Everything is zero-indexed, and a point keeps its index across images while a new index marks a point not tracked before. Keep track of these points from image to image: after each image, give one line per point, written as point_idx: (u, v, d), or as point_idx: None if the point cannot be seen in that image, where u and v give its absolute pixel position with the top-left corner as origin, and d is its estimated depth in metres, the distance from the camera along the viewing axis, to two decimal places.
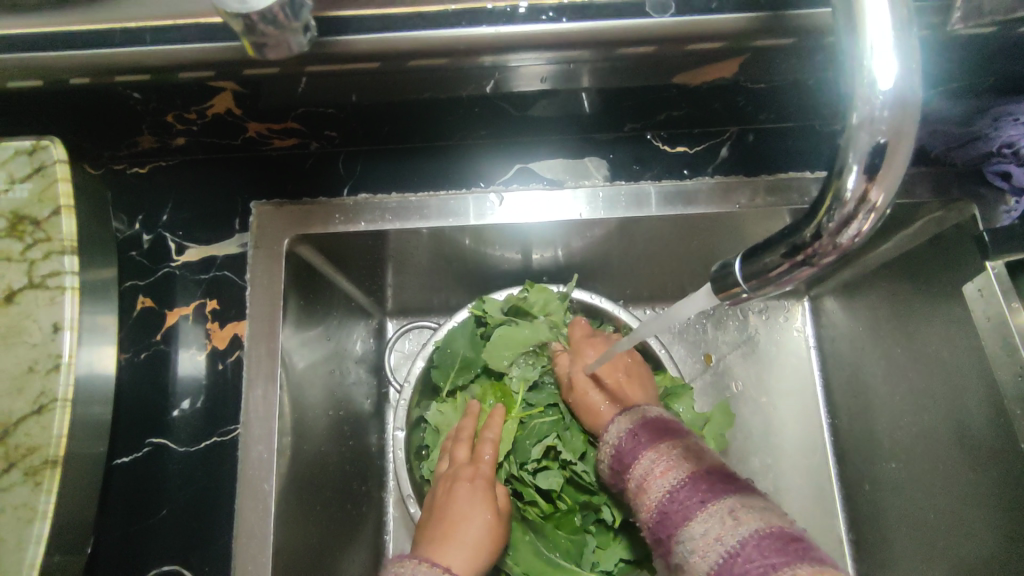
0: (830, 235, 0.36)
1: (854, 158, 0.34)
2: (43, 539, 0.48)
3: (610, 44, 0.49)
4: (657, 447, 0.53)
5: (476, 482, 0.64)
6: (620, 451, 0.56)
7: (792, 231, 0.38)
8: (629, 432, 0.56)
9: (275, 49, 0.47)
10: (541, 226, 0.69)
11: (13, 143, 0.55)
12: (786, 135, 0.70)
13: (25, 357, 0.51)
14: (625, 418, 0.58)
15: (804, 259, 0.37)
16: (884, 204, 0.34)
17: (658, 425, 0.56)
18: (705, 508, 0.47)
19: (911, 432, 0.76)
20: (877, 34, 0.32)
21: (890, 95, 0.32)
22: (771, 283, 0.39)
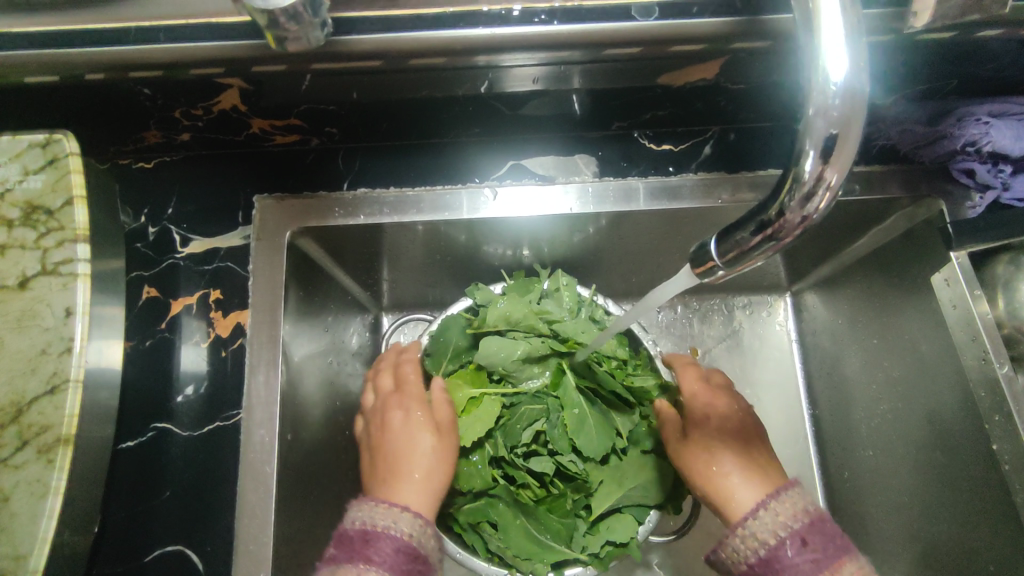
0: (792, 213, 0.39)
1: (811, 144, 0.37)
2: (56, 514, 0.50)
3: (599, 45, 0.53)
4: (829, 568, 0.51)
5: (404, 414, 0.67)
6: (773, 554, 0.53)
7: (759, 209, 0.41)
8: (792, 536, 0.53)
9: (298, 41, 0.50)
10: (532, 220, 0.72)
11: (27, 137, 0.57)
12: (765, 135, 0.73)
13: (39, 340, 0.53)
14: (782, 505, 0.55)
15: (770, 236, 0.40)
16: (840, 183, 0.38)
17: (826, 531, 0.53)
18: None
19: (887, 419, 0.80)
20: (831, 35, 0.35)
21: (841, 86, 0.35)
22: (742, 260, 0.42)
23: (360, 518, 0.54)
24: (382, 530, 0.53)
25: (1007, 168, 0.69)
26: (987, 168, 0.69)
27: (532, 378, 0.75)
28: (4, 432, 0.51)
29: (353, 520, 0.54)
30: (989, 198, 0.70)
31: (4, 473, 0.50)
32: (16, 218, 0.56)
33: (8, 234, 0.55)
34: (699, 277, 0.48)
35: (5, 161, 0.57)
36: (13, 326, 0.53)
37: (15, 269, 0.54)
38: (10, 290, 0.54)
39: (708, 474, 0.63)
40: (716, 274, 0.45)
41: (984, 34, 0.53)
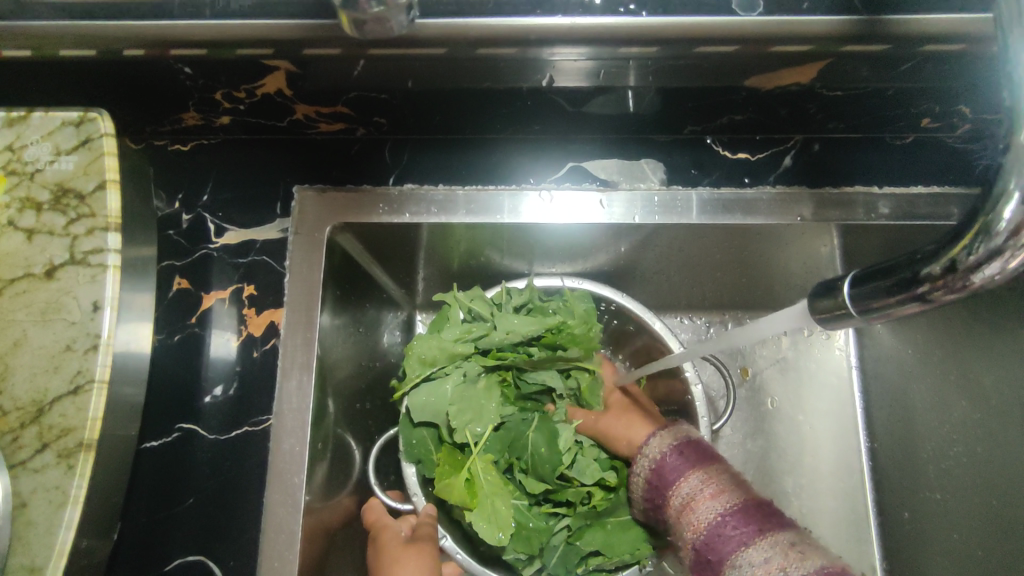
0: (966, 269, 0.33)
1: (1017, 185, 0.31)
2: (75, 524, 0.46)
3: (688, 41, 0.47)
4: (705, 468, 0.54)
5: (388, 540, 0.63)
6: (662, 467, 0.58)
7: (918, 258, 0.36)
8: (671, 449, 0.58)
9: (379, 26, 0.44)
10: (589, 229, 0.67)
11: (61, 114, 0.54)
12: (850, 148, 0.67)
13: (63, 335, 0.49)
14: (666, 435, 0.60)
15: (928, 293, 0.35)
16: None
17: (704, 450, 0.57)
18: (762, 535, 0.47)
19: (961, 462, 0.73)
20: None
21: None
22: (885, 313, 0.37)
23: None
24: None
25: None
26: None
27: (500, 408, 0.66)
28: (23, 433, 0.47)
29: None
30: None
31: (24, 477, 0.47)
32: (45, 201, 0.52)
33: (36, 218, 0.52)
34: (824, 322, 0.43)
35: (37, 138, 0.53)
36: (37, 318, 0.49)
37: (42, 256, 0.51)
38: (36, 278, 0.50)
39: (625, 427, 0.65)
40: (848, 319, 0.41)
41: None
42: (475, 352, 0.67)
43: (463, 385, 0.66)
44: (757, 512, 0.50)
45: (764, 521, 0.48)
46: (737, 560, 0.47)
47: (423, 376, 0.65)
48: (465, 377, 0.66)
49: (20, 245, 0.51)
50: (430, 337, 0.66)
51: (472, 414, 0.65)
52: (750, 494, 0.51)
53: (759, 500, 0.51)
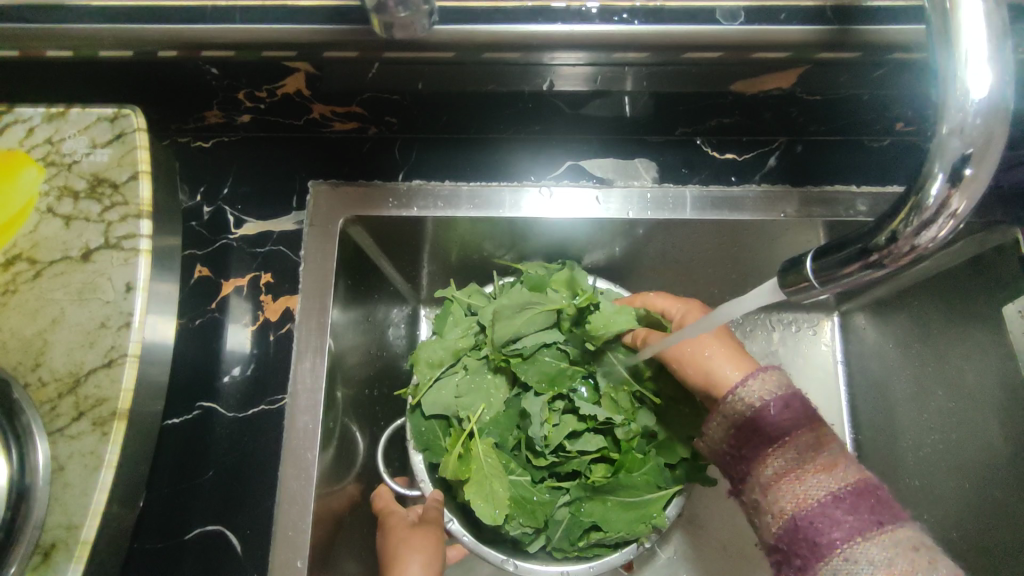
0: (906, 239, 0.38)
1: (940, 166, 0.36)
2: (108, 486, 0.50)
3: (677, 48, 0.51)
4: (812, 435, 0.52)
5: (397, 522, 0.67)
6: (758, 417, 0.54)
7: (865, 233, 0.40)
8: (775, 400, 0.54)
9: (403, 30, 0.49)
10: (585, 223, 0.71)
11: (96, 110, 0.58)
12: (832, 150, 0.72)
13: (98, 313, 0.53)
14: (760, 382, 0.56)
15: (874, 262, 0.39)
16: (965, 212, 0.36)
17: (806, 405, 0.54)
18: (879, 529, 0.47)
19: (938, 449, 0.77)
20: (973, 46, 0.34)
21: (982, 104, 0.34)
22: (839, 282, 0.41)
23: None
24: None
25: None
26: None
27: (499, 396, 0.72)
28: (61, 402, 0.51)
29: None
30: None
31: (61, 443, 0.50)
32: (82, 190, 0.56)
33: (74, 205, 0.56)
34: (787, 295, 0.47)
35: (74, 132, 0.58)
36: (74, 297, 0.53)
37: (78, 241, 0.55)
38: (72, 261, 0.54)
39: (711, 368, 0.62)
40: (810, 293, 0.45)
41: None
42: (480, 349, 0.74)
43: (470, 377, 0.72)
44: (866, 499, 0.49)
45: (876, 513, 0.48)
46: (848, 550, 0.47)
47: (428, 373, 0.71)
48: (473, 369, 0.72)
49: (58, 231, 0.55)
50: (435, 342, 0.73)
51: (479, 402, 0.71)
52: (861, 474, 0.50)
53: (872, 484, 0.50)
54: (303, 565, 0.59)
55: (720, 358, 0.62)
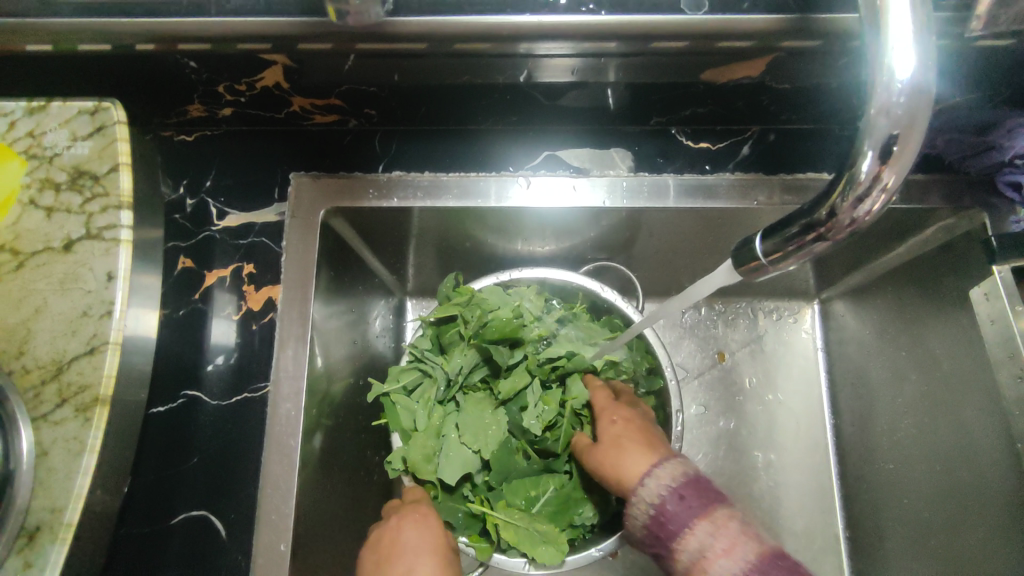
0: (844, 212, 0.40)
1: (870, 145, 0.38)
2: (90, 470, 0.51)
3: (643, 37, 0.52)
4: (714, 517, 0.48)
5: (426, 508, 0.62)
6: (663, 513, 0.50)
7: (807, 209, 0.42)
8: (670, 496, 0.50)
9: (358, 15, 0.50)
10: (563, 213, 0.72)
11: (77, 103, 0.59)
12: (806, 138, 0.73)
13: (80, 302, 0.54)
14: (663, 472, 0.52)
15: (820, 236, 0.42)
16: (896, 185, 0.39)
17: (708, 489, 0.50)
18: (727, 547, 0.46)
19: (912, 433, 0.78)
20: (898, 32, 0.36)
21: (907, 84, 0.36)
22: (788, 257, 0.44)
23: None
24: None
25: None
26: None
27: (469, 430, 0.69)
28: (44, 389, 0.52)
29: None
30: None
31: (44, 429, 0.51)
32: (63, 182, 0.57)
33: (55, 197, 0.57)
34: (741, 275, 0.49)
35: (55, 126, 0.59)
36: (56, 287, 0.54)
37: (60, 231, 0.56)
38: (55, 252, 0.55)
39: (624, 448, 0.57)
40: (760, 271, 0.47)
41: None
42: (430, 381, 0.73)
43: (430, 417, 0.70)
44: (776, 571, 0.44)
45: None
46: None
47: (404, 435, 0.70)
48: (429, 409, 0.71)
49: (41, 222, 0.56)
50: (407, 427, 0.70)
51: (471, 449, 0.69)
52: (762, 544, 0.46)
53: (775, 551, 0.46)
54: (287, 549, 0.60)
55: (633, 438, 0.59)
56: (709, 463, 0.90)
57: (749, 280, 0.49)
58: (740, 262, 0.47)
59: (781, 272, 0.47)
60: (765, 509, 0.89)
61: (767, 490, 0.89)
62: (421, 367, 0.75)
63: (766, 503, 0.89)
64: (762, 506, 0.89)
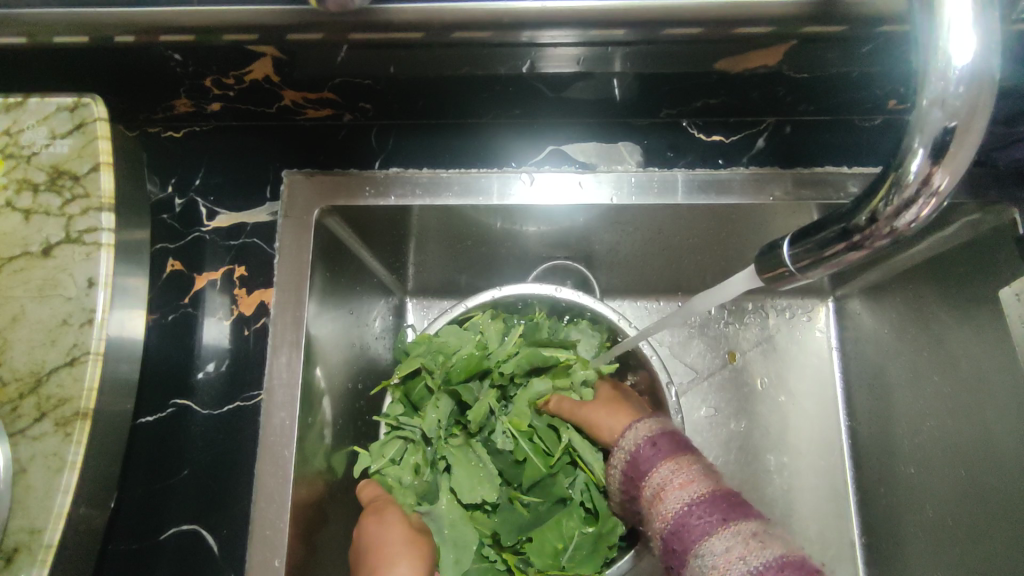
0: (886, 218, 0.37)
1: (920, 141, 0.35)
2: (71, 488, 0.48)
3: (655, 24, 0.49)
4: (678, 459, 0.53)
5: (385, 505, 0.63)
6: (636, 457, 0.56)
7: (845, 214, 0.39)
8: (644, 441, 0.57)
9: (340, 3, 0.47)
10: (569, 210, 0.68)
11: (56, 100, 0.56)
12: (823, 130, 0.69)
13: (59, 310, 0.51)
14: (642, 425, 0.59)
15: (856, 243, 0.39)
16: (946, 190, 0.36)
17: (679, 441, 0.56)
18: (690, 479, 0.51)
19: (934, 437, 0.75)
20: (956, 14, 0.33)
21: (965, 71, 0.33)
22: (821, 263, 0.41)
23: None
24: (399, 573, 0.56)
25: None
26: None
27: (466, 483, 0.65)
28: (22, 402, 0.49)
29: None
30: None
31: (22, 444, 0.49)
32: (41, 183, 0.54)
33: (33, 199, 0.54)
34: (766, 281, 0.46)
35: (33, 123, 0.55)
36: (34, 295, 0.52)
37: (39, 235, 0.53)
38: (33, 257, 0.52)
39: (598, 416, 0.66)
40: (788, 279, 0.44)
41: None
42: (413, 442, 0.70)
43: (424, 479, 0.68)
44: (724, 504, 0.49)
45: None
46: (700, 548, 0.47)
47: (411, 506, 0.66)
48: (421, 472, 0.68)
49: (17, 225, 0.53)
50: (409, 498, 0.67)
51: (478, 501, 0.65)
52: (717, 484, 0.50)
53: (730, 491, 0.50)
54: (281, 565, 0.57)
55: (614, 407, 0.66)
56: (719, 467, 0.87)
57: (772, 284, 0.47)
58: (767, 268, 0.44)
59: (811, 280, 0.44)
60: (778, 515, 0.86)
61: (779, 495, 0.86)
62: (399, 434, 0.70)
63: (779, 509, 0.86)
64: (775, 511, 0.86)
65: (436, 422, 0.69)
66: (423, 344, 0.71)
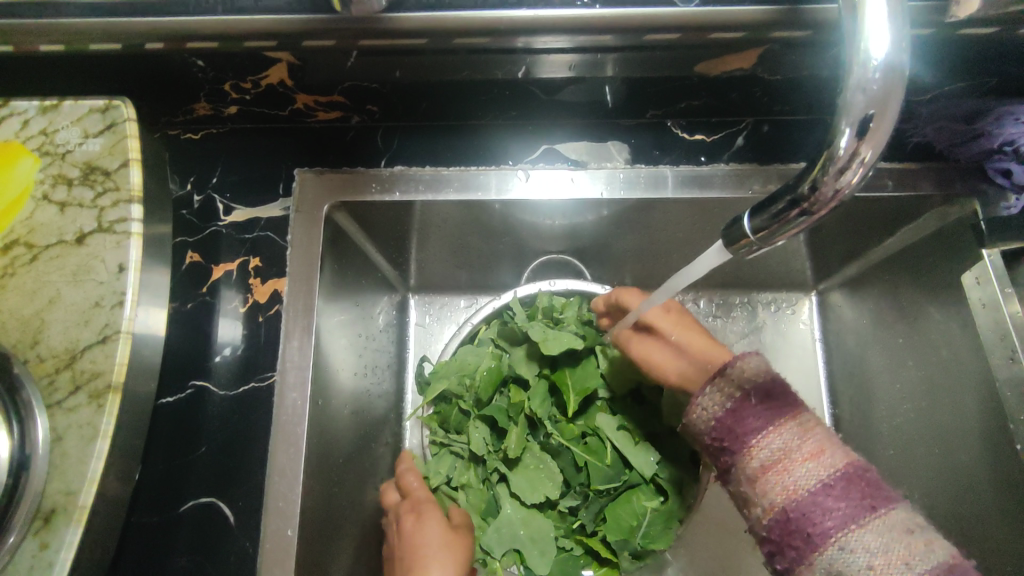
0: (825, 186, 0.42)
1: (846, 123, 0.40)
2: (104, 455, 0.53)
3: (638, 29, 0.54)
4: (797, 424, 0.47)
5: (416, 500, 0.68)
6: (726, 418, 0.49)
7: (791, 186, 0.44)
8: (748, 400, 0.49)
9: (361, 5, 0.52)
10: (562, 204, 0.73)
11: (88, 102, 0.61)
12: (798, 129, 0.74)
13: (92, 293, 0.56)
14: (735, 374, 0.50)
15: (804, 210, 0.43)
16: (873, 160, 0.40)
17: (786, 400, 0.48)
18: (818, 450, 0.45)
19: (909, 419, 0.79)
20: (872, 16, 0.38)
21: (882, 62, 0.38)
22: (776, 230, 0.45)
23: None
24: None
25: None
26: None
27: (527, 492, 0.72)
28: (58, 377, 0.54)
29: None
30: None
31: (59, 415, 0.53)
32: (75, 177, 0.59)
33: (68, 192, 0.59)
34: (733, 252, 0.51)
35: (67, 124, 0.60)
36: (69, 278, 0.56)
37: (73, 225, 0.58)
38: (68, 245, 0.57)
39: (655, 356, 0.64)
40: (752, 247, 0.49)
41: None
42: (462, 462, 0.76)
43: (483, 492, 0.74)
44: (858, 484, 0.44)
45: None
46: (843, 539, 0.42)
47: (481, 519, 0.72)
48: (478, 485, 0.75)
49: (53, 216, 0.58)
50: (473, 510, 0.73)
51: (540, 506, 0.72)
52: (848, 456, 0.45)
53: (860, 465, 0.45)
54: (294, 534, 0.61)
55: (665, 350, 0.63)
56: None
57: (740, 255, 0.51)
58: (733, 239, 0.49)
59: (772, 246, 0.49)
60: None
61: None
62: (449, 456, 0.76)
63: None
64: None
65: (483, 440, 0.75)
66: (445, 366, 0.77)
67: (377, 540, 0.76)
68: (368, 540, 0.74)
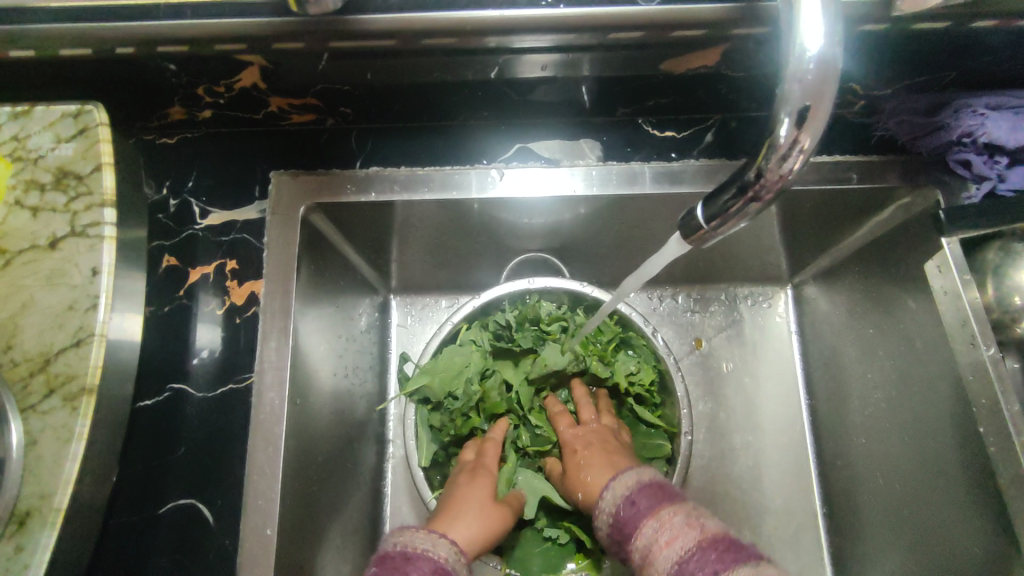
0: (768, 174, 0.43)
1: (785, 112, 0.41)
2: (79, 458, 0.53)
3: (602, 28, 0.55)
4: (660, 513, 0.53)
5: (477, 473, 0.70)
6: (621, 520, 0.56)
7: (738, 175, 0.45)
8: (626, 501, 0.56)
9: (316, 4, 0.53)
10: (537, 202, 0.74)
11: (60, 107, 0.61)
12: (766, 124, 0.76)
13: (66, 297, 0.56)
14: (621, 481, 0.59)
15: (751, 198, 0.45)
16: (812, 147, 0.42)
17: (659, 492, 0.56)
18: (680, 528, 0.51)
19: (881, 407, 0.81)
20: (806, 11, 0.40)
21: (816, 54, 0.40)
22: (725, 218, 0.47)
23: (400, 542, 0.54)
24: (422, 551, 0.53)
25: (1003, 160, 0.70)
26: (982, 159, 0.71)
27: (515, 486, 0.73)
28: (32, 380, 0.54)
29: (393, 542, 0.54)
30: (985, 188, 0.72)
31: (33, 419, 0.53)
32: (48, 182, 0.59)
33: (41, 197, 0.59)
34: (690, 243, 0.52)
35: (40, 129, 0.61)
36: (43, 283, 0.56)
37: (46, 230, 0.58)
38: (40, 249, 0.57)
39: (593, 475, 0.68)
40: (706, 238, 0.50)
41: (976, 25, 0.57)
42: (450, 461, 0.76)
43: None
44: (716, 547, 0.49)
45: None
46: None
47: None
48: None
49: (27, 221, 0.58)
50: None
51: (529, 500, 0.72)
52: (701, 532, 0.50)
53: (723, 538, 0.50)
54: (273, 534, 0.62)
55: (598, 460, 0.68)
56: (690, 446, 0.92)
57: (698, 245, 0.52)
58: (687, 231, 0.50)
59: (726, 236, 0.50)
60: (745, 490, 0.90)
61: (747, 472, 0.91)
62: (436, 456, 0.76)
63: (746, 484, 0.90)
64: (742, 486, 0.90)
65: None
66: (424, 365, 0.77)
67: (359, 539, 0.76)
68: (350, 540, 0.74)
